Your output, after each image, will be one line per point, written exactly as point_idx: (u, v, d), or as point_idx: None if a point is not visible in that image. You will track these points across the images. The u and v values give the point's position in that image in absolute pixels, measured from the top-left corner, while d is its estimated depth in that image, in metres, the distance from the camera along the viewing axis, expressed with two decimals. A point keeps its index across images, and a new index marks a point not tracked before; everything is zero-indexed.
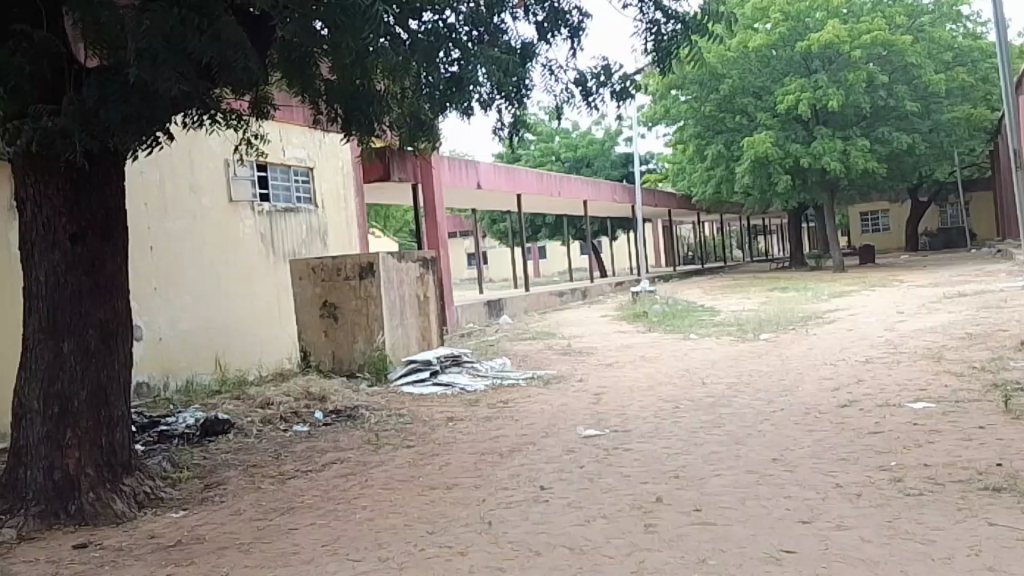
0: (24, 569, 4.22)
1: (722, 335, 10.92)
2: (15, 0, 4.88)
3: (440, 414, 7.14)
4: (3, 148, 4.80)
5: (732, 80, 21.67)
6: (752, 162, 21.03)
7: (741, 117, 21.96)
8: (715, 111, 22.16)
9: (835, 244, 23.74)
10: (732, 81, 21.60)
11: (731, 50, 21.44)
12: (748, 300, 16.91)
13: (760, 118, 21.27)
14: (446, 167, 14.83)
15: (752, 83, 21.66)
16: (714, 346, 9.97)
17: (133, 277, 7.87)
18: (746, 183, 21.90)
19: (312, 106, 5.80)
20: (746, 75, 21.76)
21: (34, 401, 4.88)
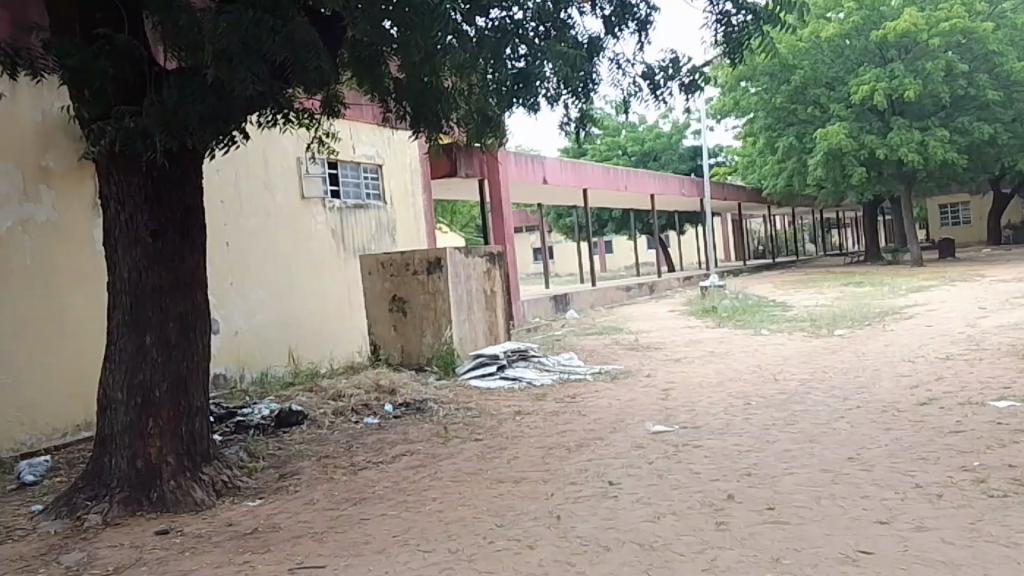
0: (109, 554, 4.39)
1: (795, 330, 10.73)
2: (99, 5, 5.02)
3: (507, 408, 7.19)
4: (89, 148, 4.97)
5: (803, 71, 21.27)
6: (825, 154, 20.55)
7: (814, 108, 21.52)
8: (785, 103, 21.77)
9: (914, 238, 23.00)
10: (804, 71, 21.14)
11: (802, 40, 21.15)
12: (821, 295, 16.56)
13: (834, 109, 20.79)
14: (512, 162, 14.88)
15: (825, 73, 21.22)
16: (787, 341, 9.81)
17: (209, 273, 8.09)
18: (819, 175, 21.44)
19: (381, 104, 5.90)
20: (819, 65, 21.30)
21: (119, 392, 5.06)
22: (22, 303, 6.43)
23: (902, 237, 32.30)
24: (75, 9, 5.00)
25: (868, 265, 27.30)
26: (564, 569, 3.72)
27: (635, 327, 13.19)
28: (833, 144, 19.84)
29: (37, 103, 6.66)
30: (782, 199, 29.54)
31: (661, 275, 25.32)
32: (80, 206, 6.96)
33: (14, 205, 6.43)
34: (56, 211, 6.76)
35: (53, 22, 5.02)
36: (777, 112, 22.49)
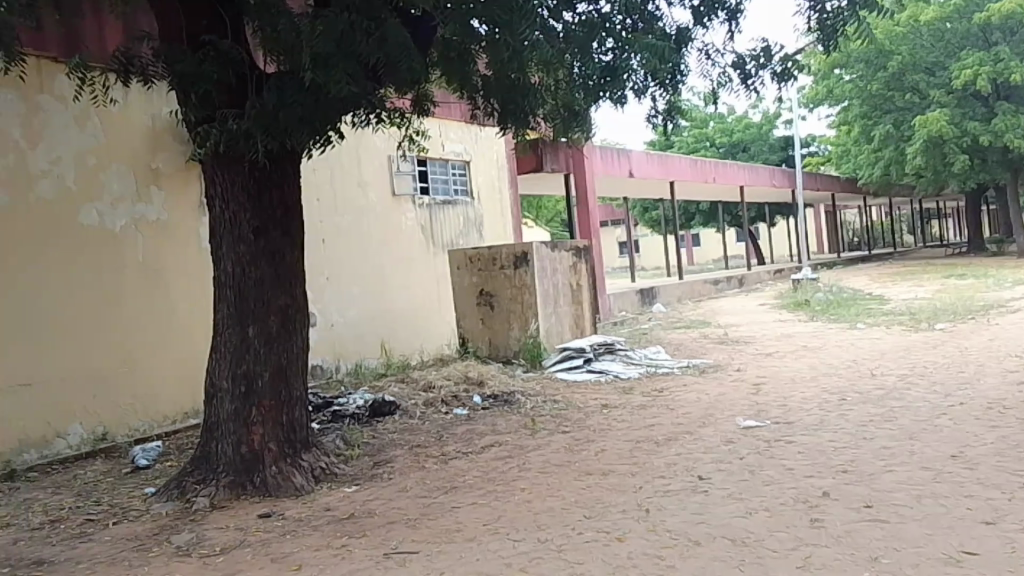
0: (217, 535, 4.64)
1: (894, 324, 10.38)
2: (204, 13, 5.27)
3: (595, 401, 7.23)
4: (196, 150, 5.23)
5: (901, 56, 20.47)
6: (924, 142, 19.76)
7: (911, 95, 20.72)
8: (882, 90, 21.00)
9: (1020, 227, 21.88)
10: (903, 56, 20.35)
11: (900, 25, 20.45)
12: (921, 288, 15.97)
13: (933, 95, 19.98)
14: (598, 156, 14.84)
15: (923, 59, 20.42)
16: (886, 335, 9.51)
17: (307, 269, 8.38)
18: (917, 165, 20.60)
19: (470, 101, 6.00)
20: (917, 51, 20.52)
21: (224, 381, 5.32)
22: (135, 298, 6.83)
23: (1008, 226, 30.71)
24: (183, 18, 5.26)
25: (971, 256, 26.13)
26: (654, 562, 3.73)
27: (723, 321, 13.00)
28: (934, 131, 19.03)
29: (148, 108, 7.06)
30: (878, 189, 28.50)
31: (751, 268, 24.79)
32: (188, 205, 7.33)
33: (128, 206, 6.82)
34: (165, 210, 7.13)
35: (162, 30, 5.28)
36: (873, 99, 21.65)
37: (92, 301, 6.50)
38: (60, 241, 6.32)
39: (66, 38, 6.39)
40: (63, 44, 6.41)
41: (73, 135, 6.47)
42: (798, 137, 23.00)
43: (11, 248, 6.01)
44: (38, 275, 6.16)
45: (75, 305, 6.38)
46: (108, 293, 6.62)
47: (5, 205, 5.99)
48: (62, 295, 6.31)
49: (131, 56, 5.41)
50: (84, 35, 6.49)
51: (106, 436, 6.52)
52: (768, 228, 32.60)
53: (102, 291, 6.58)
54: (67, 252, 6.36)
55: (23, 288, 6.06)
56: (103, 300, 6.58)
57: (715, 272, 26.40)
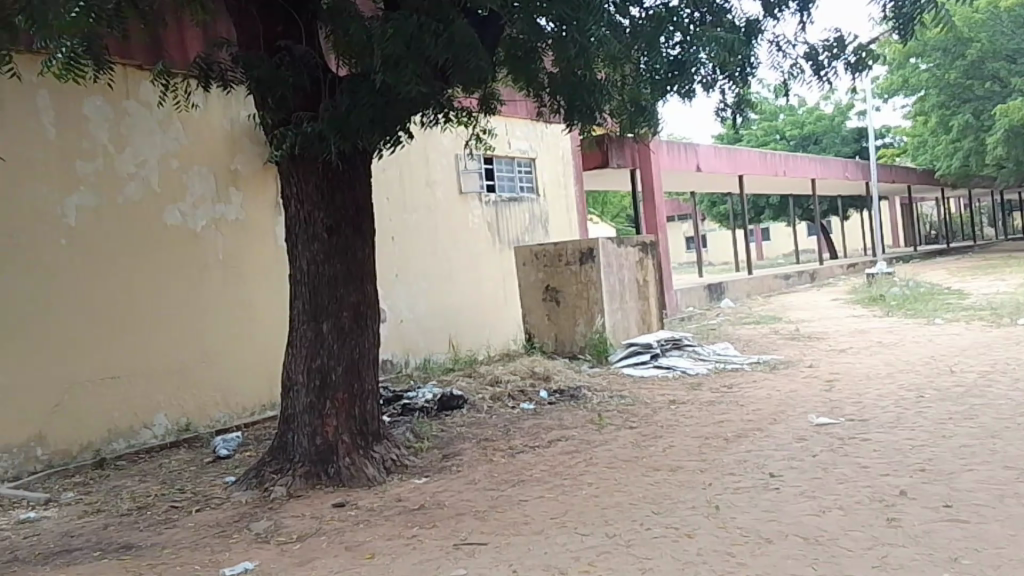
0: (294, 523, 4.81)
1: (975, 320, 10.02)
2: (280, 18, 5.46)
3: (662, 396, 7.20)
4: (272, 152, 5.43)
5: (981, 44, 19.64)
6: (1006, 131, 18.96)
7: (992, 83, 19.90)
8: (959, 79, 20.24)
9: None
10: (982, 44, 19.52)
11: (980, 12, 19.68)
12: (1003, 282, 15.36)
13: (1016, 83, 19.14)
14: (665, 151, 14.72)
15: (1005, 45, 19.45)
16: (966, 331, 9.20)
17: (378, 265, 8.56)
18: (999, 155, 19.78)
19: (536, 99, 6.07)
20: (998, 36, 19.54)
21: (299, 374, 5.51)
22: (215, 295, 7.09)
23: None
24: (260, 24, 5.45)
25: None
26: (725, 559, 3.72)
27: (794, 316, 12.75)
28: (1016, 120, 18.21)
29: (227, 111, 7.33)
30: (957, 181, 27.46)
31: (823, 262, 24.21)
32: (265, 206, 7.58)
33: (208, 205, 7.09)
34: (243, 210, 7.39)
35: (241, 37, 5.49)
36: (951, 88, 20.87)
37: (175, 297, 6.78)
38: (145, 240, 6.62)
39: (150, 46, 6.67)
40: (148, 53, 6.71)
41: (157, 139, 6.76)
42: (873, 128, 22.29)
43: (100, 248, 6.33)
44: (125, 273, 6.47)
45: (159, 302, 6.67)
46: (189, 290, 6.89)
47: (94, 205, 6.30)
48: (148, 292, 6.60)
49: (211, 63, 5.62)
50: (168, 44, 6.79)
51: (188, 427, 6.80)
52: (841, 221, 31.73)
53: (184, 288, 6.86)
54: (152, 250, 6.65)
55: (111, 286, 6.37)
56: (185, 297, 6.86)
57: (786, 267, 25.89)
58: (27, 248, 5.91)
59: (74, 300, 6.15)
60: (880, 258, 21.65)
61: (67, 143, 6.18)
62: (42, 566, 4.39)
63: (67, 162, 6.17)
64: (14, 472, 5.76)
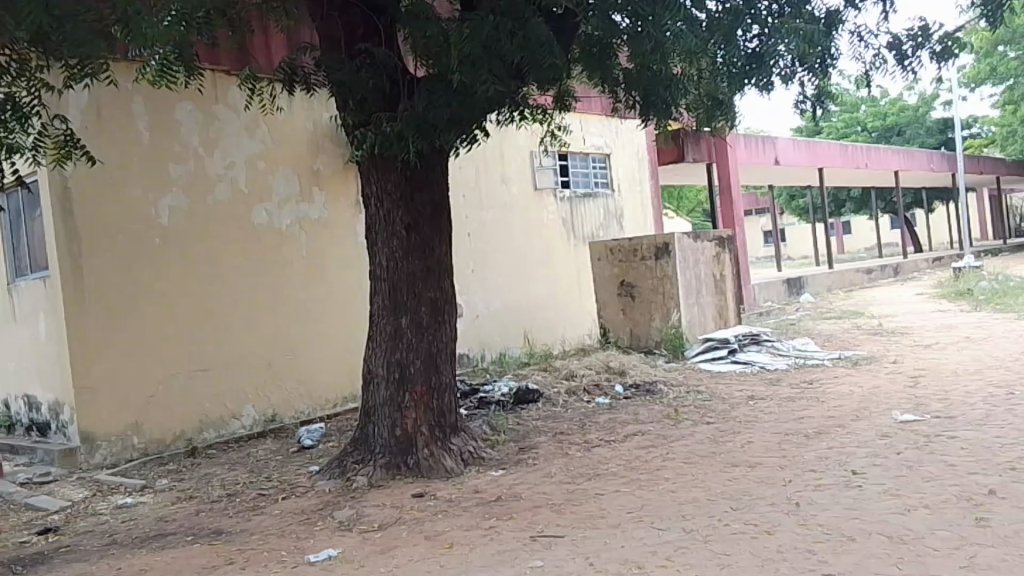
0: (375, 512, 4.95)
1: None
2: (360, 22, 5.61)
3: (740, 392, 7.14)
4: (353, 153, 5.59)
5: None
6: None
7: None
8: None
9: None
10: None
11: None
12: None
13: None
14: (742, 145, 14.51)
15: None
16: None
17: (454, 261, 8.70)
18: None
19: (611, 95, 6.13)
20: None
21: (380, 368, 5.66)
22: (299, 292, 7.32)
23: None
24: (341, 28, 5.62)
25: None
26: (805, 556, 3.68)
27: (876, 311, 12.43)
28: None
29: (310, 113, 7.55)
30: None
31: (905, 255, 23.45)
32: (346, 204, 7.78)
33: (293, 205, 7.33)
34: (326, 209, 7.60)
35: (323, 40, 5.66)
36: None
37: (261, 294, 7.04)
38: (234, 239, 6.89)
39: (237, 52, 6.95)
40: (235, 59, 6.98)
41: (244, 141, 7.02)
42: (961, 117, 21.41)
43: (192, 247, 6.61)
44: (215, 270, 6.75)
45: (246, 298, 6.94)
46: (276, 286, 7.15)
47: (186, 206, 6.59)
48: (235, 289, 6.87)
49: (295, 67, 5.79)
50: (254, 50, 7.06)
51: (274, 418, 7.05)
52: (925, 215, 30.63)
53: (270, 284, 7.11)
54: (240, 248, 6.92)
55: (202, 284, 6.65)
56: (271, 293, 7.11)
57: (864, 261, 25.19)
58: (125, 247, 6.23)
59: (169, 297, 6.46)
60: (966, 251, 20.87)
61: (161, 147, 6.48)
62: (139, 549, 4.64)
63: (161, 164, 6.48)
64: (112, 459, 6.09)
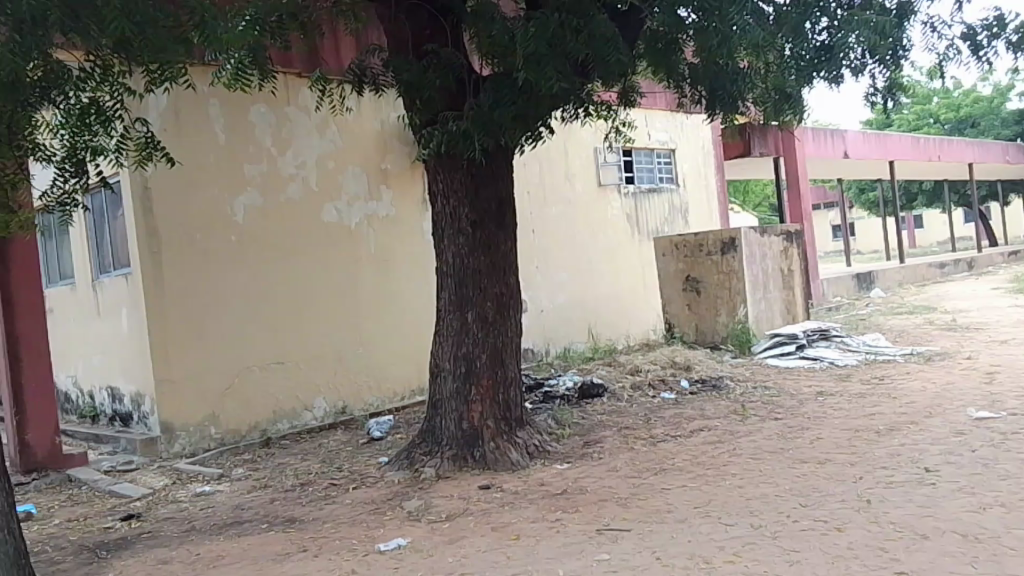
0: (443, 503, 5.06)
1: None
2: (427, 23, 5.73)
3: (808, 388, 7.07)
4: (420, 151, 5.70)
5: None
6: None
7: None
8: None
9: None
10: None
11: None
12: None
13: None
14: (810, 138, 14.29)
15: None
16: None
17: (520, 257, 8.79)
18: None
19: (677, 90, 6.18)
20: None
21: (446, 362, 5.77)
22: (368, 287, 7.48)
23: None
24: (409, 29, 5.74)
25: None
26: (876, 553, 3.65)
27: (950, 306, 12.10)
28: None
29: (377, 113, 7.70)
30: None
31: (978, 250, 22.75)
32: (413, 202, 7.91)
33: (361, 203, 7.49)
34: (393, 207, 7.74)
35: (391, 40, 5.77)
36: None
37: (332, 290, 7.22)
38: (306, 237, 7.08)
39: (308, 55, 7.15)
40: (307, 62, 7.20)
41: (315, 141, 7.21)
42: None
43: (265, 244, 6.82)
44: (287, 267, 6.95)
45: (317, 294, 7.12)
46: (345, 282, 7.32)
47: (260, 205, 6.81)
48: (307, 284, 7.06)
49: (364, 69, 5.94)
50: (323, 53, 7.27)
51: (344, 410, 7.22)
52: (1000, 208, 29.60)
53: (340, 281, 7.28)
54: (312, 245, 7.11)
55: (275, 280, 6.86)
56: (341, 289, 7.28)
57: (935, 256, 24.50)
58: (203, 245, 6.46)
59: (244, 293, 6.67)
60: None
61: (236, 148, 6.70)
62: (218, 535, 4.83)
63: (237, 164, 6.69)
64: (190, 449, 6.33)
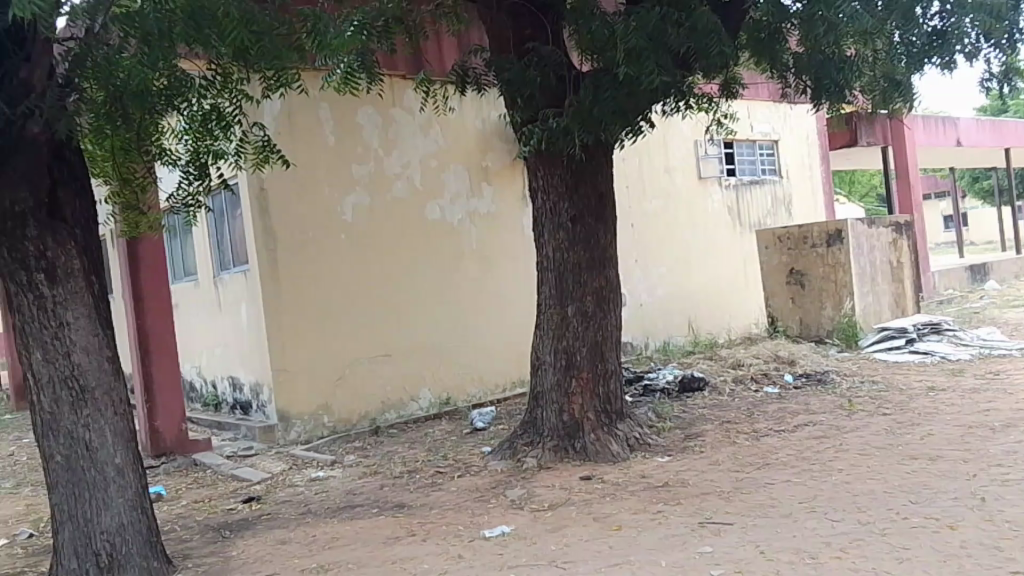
0: (545, 492, 5.18)
1: None
2: (527, 22, 5.82)
3: (918, 382, 6.88)
4: (521, 148, 5.82)
5: None
6: None
7: None
8: None
9: None
10: None
11: None
12: None
13: None
14: (920, 126, 13.76)
15: None
16: None
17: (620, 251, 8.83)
18: None
19: (781, 81, 6.10)
20: None
21: (548, 355, 5.88)
22: (470, 283, 7.67)
23: None
24: (510, 28, 5.85)
25: None
26: (990, 552, 3.56)
27: None
28: None
29: (479, 112, 7.88)
30: None
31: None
32: (514, 198, 8.06)
33: (464, 200, 7.68)
34: (494, 203, 7.91)
35: (493, 40, 5.92)
36: None
37: (435, 286, 7.44)
38: (412, 234, 7.33)
39: (412, 57, 7.38)
40: (410, 64, 7.44)
41: (419, 141, 7.44)
42: None
43: (373, 241, 7.10)
44: (394, 263, 7.21)
45: (422, 289, 7.35)
46: (448, 277, 7.52)
47: (368, 204, 7.08)
48: (413, 280, 7.31)
49: (466, 69, 6.12)
50: (426, 54, 7.48)
51: (448, 401, 7.44)
52: None
53: (444, 276, 7.50)
54: (417, 242, 7.35)
55: (383, 275, 7.14)
56: (444, 283, 7.50)
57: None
58: (316, 243, 6.79)
59: (354, 288, 6.97)
60: None
61: (346, 150, 7.00)
62: (332, 518, 5.09)
63: (346, 165, 6.99)
64: (306, 436, 6.68)
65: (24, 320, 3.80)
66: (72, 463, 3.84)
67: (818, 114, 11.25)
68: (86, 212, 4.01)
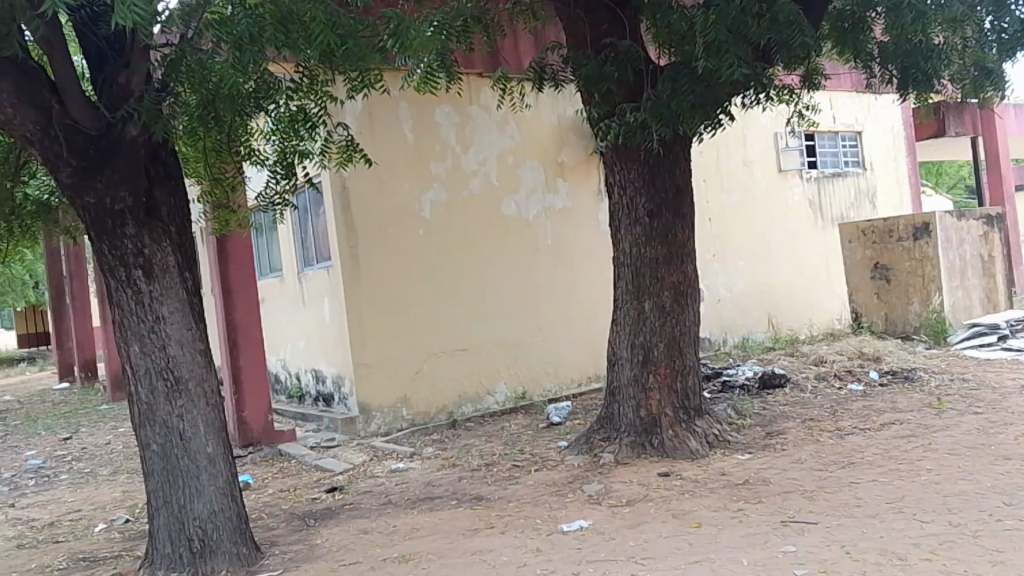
0: (623, 488, 5.19)
1: None
2: (604, 18, 5.81)
3: (1012, 380, 6.63)
4: (598, 144, 5.83)
5: None
6: None
7: None
8: None
9: None
10: None
11: None
12: None
13: None
14: (1012, 115, 13.22)
15: None
16: None
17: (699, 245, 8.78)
18: None
19: (865, 71, 5.98)
20: None
21: (624, 350, 5.88)
22: (546, 277, 7.72)
23: None
24: (587, 25, 5.86)
25: None
26: None
27: None
28: None
29: (555, 108, 7.91)
30: None
31: None
32: (589, 193, 8.07)
33: (539, 196, 7.73)
34: (571, 198, 7.94)
35: (570, 37, 5.94)
36: None
37: (511, 280, 7.51)
38: (488, 229, 7.42)
39: (489, 56, 7.47)
40: (487, 62, 7.52)
41: (496, 139, 7.52)
42: None
43: (450, 238, 7.21)
44: (471, 258, 7.31)
45: (497, 283, 7.44)
46: (524, 273, 7.59)
47: (446, 201, 7.19)
48: (489, 275, 7.39)
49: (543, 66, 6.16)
50: (503, 52, 7.56)
51: (524, 395, 7.51)
52: None
53: (519, 271, 7.57)
54: (493, 237, 7.44)
55: (460, 270, 7.24)
56: (520, 278, 7.56)
57: None
58: (395, 239, 6.93)
59: (430, 283, 7.10)
60: None
61: (425, 148, 7.13)
62: (412, 509, 5.20)
63: (425, 163, 7.11)
64: (385, 428, 6.84)
65: (123, 314, 4.00)
66: (168, 451, 4.03)
67: (905, 104, 10.92)
68: (181, 212, 4.19)
